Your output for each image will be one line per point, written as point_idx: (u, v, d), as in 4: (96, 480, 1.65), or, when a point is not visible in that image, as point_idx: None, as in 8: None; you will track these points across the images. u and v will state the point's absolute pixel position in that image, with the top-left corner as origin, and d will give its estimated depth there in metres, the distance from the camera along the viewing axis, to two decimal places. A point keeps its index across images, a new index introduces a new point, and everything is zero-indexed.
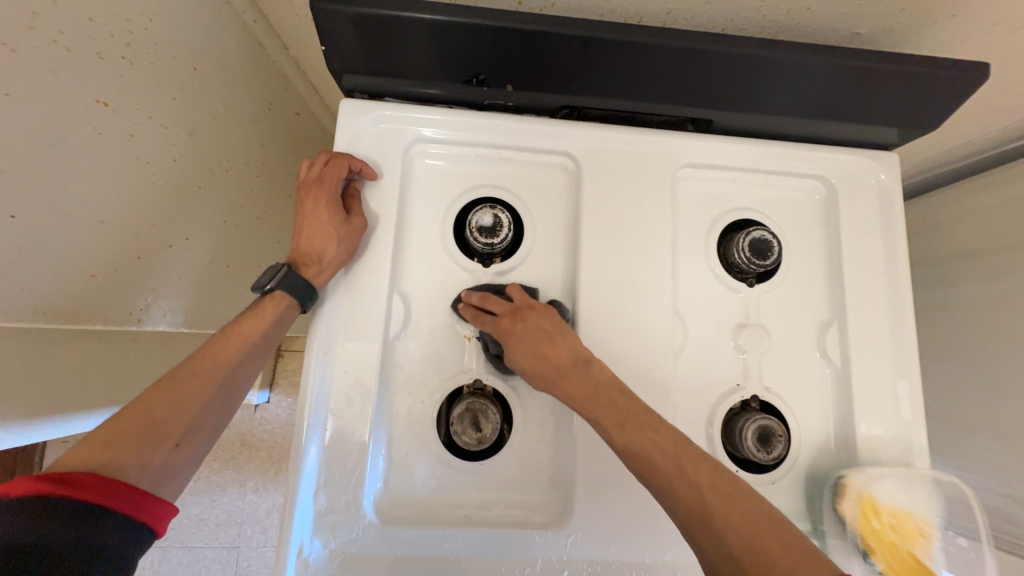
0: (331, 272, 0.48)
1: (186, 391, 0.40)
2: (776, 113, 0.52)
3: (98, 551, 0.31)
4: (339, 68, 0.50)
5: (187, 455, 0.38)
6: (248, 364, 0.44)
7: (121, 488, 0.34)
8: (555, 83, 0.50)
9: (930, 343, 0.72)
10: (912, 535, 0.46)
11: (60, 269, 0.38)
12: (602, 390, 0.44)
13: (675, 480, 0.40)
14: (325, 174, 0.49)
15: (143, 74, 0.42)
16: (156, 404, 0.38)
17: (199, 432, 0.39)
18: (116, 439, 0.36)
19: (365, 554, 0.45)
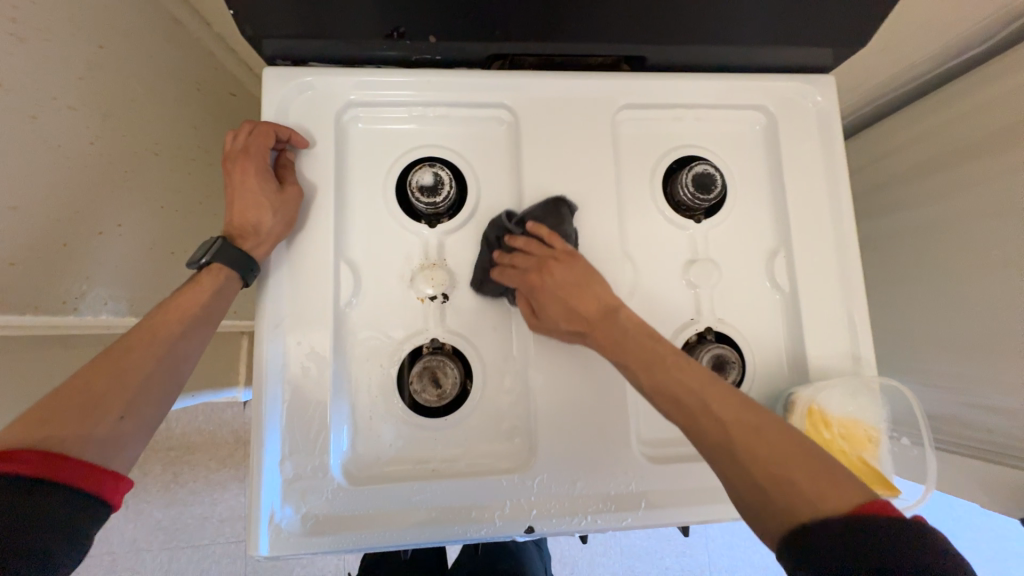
0: (270, 243, 0.47)
1: (125, 366, 0.40)
2: (708, 43, 0.52)
3: (50, 522, 0.32)
4: (254, 34, 0.47)
5: (134, 426, 0.39)
6: (192, 336, 0.44)
7: (67, 462, 0.34)
8: (479, 29, 0.48)
9: (885, 268, 0.74)
10: (861, 442, 0.48)
11: None
12: (631, 335, 0.42)
13: (698, 421, 0.37)
14: (251, 144, 0.48)
15: (36, 53, 0.40)
16: (94, 380, 0.38)
17: (143, 405, 0.40)
18: (53, 415, 0.36)
19: (337, 515, 0.46)
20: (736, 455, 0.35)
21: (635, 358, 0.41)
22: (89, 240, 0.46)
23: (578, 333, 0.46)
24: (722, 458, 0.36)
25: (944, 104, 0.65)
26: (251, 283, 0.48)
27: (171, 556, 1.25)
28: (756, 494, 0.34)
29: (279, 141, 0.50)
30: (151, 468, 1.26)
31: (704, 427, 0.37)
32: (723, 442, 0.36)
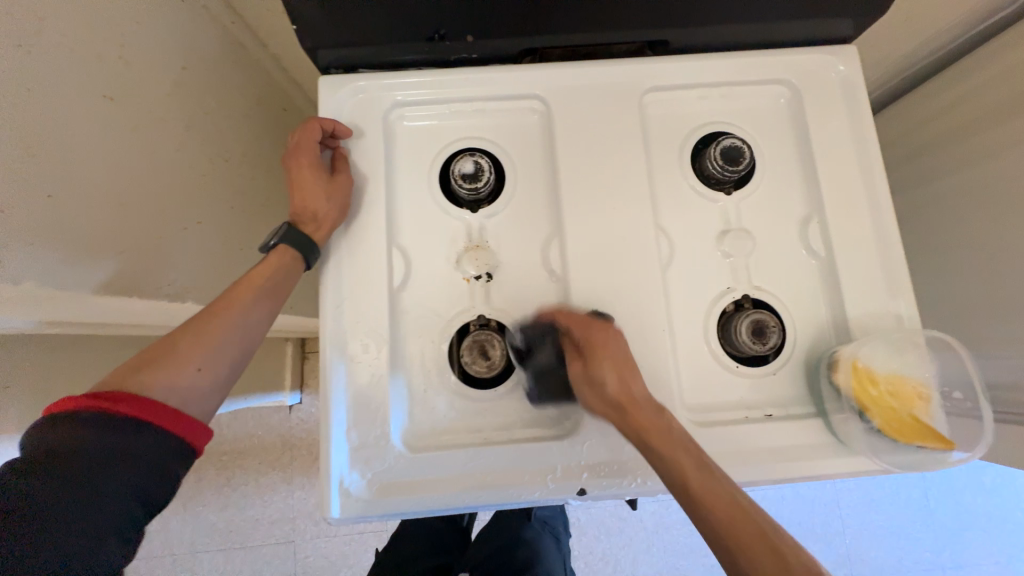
0: (328, 228, 0.52)
1: (206, 326, 0.46)
2: (727, 22, 0.54)
3: (146, 460, 0.39)
4: (312, 45, 0.53)
5: (209, 379, 0.44)
6: (262, 304, 0.49)
7: (156, 404, 0.41)
8: (512, 27, 0.53)
9: (925, 238, 0.73)
10: (911, 398, 0.48)
11: (98, 245, 0.42)
12: (680, 440, 0.44)
13: (733, 526, 0.40)
14: (302, 142, 0.53)
15: (137, 72, 0.47)
16: (179, 338, 0.44)
17: (218, 362, 0.45)
18: (147, 364, 0.42)
19: (399, 480, 0.50)
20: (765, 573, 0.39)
21: (678, 462, 0.43)
22: (177, 235, 0.51)
23: (614, 405, 0.46)
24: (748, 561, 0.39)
25: (973, 68, 0.65)
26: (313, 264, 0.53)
27: (227, 557, 1.31)
28: None
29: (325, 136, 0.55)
30: (206, 472, 1.32)
31: (738, 535, 0.40)
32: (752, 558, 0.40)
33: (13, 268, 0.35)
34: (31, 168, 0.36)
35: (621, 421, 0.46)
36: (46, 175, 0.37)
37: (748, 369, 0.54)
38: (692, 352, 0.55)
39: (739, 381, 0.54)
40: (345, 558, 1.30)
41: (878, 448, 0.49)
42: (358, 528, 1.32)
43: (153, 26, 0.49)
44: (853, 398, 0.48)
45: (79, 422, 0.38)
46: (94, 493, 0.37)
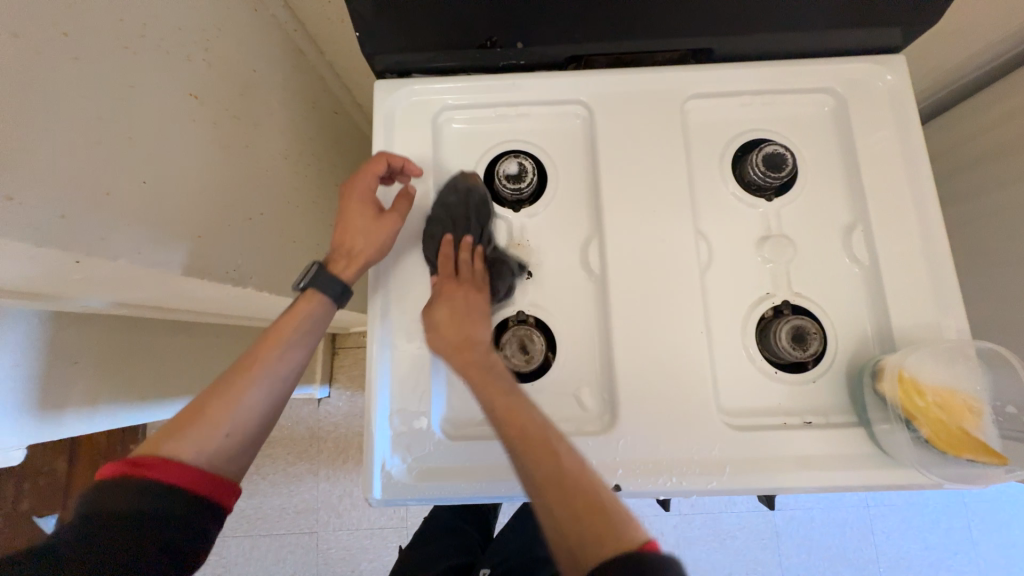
0: (357, 267, 0.54)
1: (232, 389, 0.48)
2: (771, 31, 0.55)
3: (178, 522, 0.42)
4: (371, 51, 0.57)
5: (236, 442, 0.47)
6: (286, 361, 0.51)
7: (182, 470, 0.44)
8: (561, 35, 0.55)
9: (974, 253, 0.71)
10: (960, 412, 0.47)
11: (181, 229, 0.45)
12: (596, 502, 0.40)
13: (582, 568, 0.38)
14: (370, 174, 0.55)
15: (217, 74, 0.51)
16: (205, 404, 0.47)
17: (243, 424, 0.48)
18: (182, 429, 0.46)
19: (439, 466, 0.51)
20: None
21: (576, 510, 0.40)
22: (244, 224, 0.55)
23: (448, 345, 0.50)
24: None
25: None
26: (344, 304, 0.56)
27: (253, 544, 1.35)
28: None
29: (396, 171, 0.57)
30: None
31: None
32: None
33: (113, 246, 0.39)
34: (132, 156, 0.40)
35: (456, 355, 0.49)
36: (140, 162, 0.41)
37: (787, 375, 0.54)
38: (729, 356, 0.55)
39: (777, 387, 0.54)
40: (365, 552, 1.33)
41: (923, 459, 0.48)
42: (379, 522, 1.34)
43: (231, 33, 0.53)
44: (899, 407, 0.47)
45: (119, 491, 0.42)
46: (139, 551, 0.41)
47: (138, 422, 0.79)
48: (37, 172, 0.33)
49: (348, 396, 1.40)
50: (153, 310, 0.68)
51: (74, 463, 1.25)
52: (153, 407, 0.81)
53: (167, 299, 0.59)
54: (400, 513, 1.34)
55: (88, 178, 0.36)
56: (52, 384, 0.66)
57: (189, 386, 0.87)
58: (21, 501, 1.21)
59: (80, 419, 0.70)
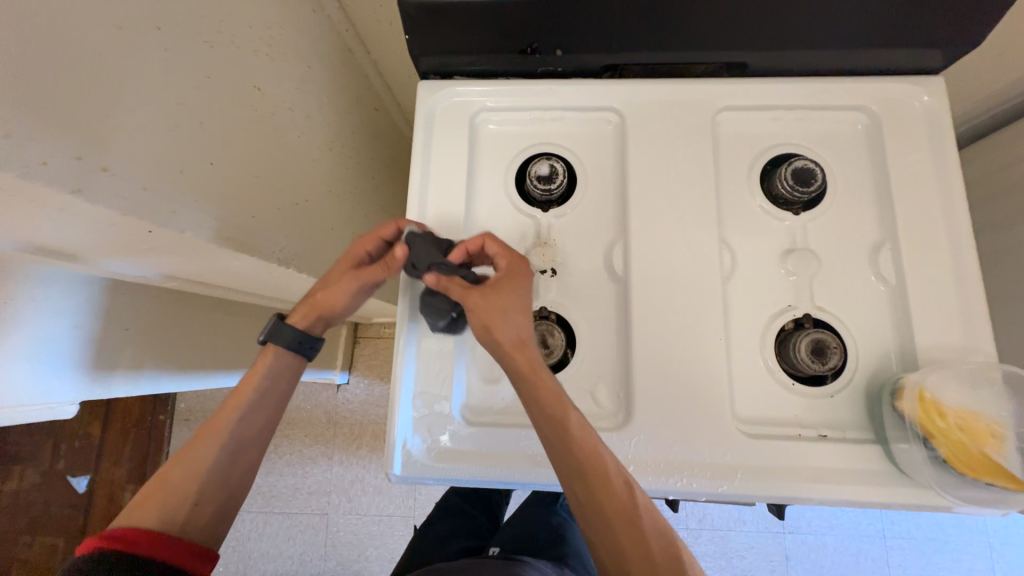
0: (315, 316, 0.56)
1: (198, 457, 0.52)
2: (807, 49, 0.56)
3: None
4: (418, 53, 0.60)
5: (205, 508, 0.51)
6: (249, 431, 0.54)
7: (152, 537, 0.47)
8: (599, 44, 0.57)
9: (1008, 280, 0.69)
10: (983, 435, 0.46)
11: (238, 208, 0.49)
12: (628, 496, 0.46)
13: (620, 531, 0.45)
14: (375, 238, 0.56)
15: (278, 69, 0.55)
16: (172, 474, 0.51)
17: (210, 491, 0.52)
18: (151, 500, 0.49)
19: (456, 449, 0.54)
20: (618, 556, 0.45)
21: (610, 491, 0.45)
22: (291, 208, 0.59)
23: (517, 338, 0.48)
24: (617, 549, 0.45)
25: None
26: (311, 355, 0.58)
27: (266, 520, 1.40)
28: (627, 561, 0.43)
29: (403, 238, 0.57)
30: None
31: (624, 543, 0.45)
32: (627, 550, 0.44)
33: (181, 219, 0.43)
34: (202, 139, 0.44)
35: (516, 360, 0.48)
36: (209, 145, 0.45)
37: (804, 387, 0.54)
38: (747, 365, 0.55)
39: (792, 399, 0.54)
40: (372, 538, 1.36)
41: (944, 479, 0.47)
42: (387, 510, 1.37)
43: (293, 32, 0.58)
44: (918, 426, 0.47)
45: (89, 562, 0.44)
46: None
47: (177, 389, 0.85)
48: (127, 148, 0.37)
49: (366, 384, 1.44)
50: (199, 285, 0.73)
51: (107, 428, 1.33)
52: (191, 376, 0.86)
53: (215, 275, 0.63)
54: (409, 503, 1.37)
55: (166, 156, 0.41)
56: (102, 346, 0.72)
57: (223, 360, 0.92)
58: (58, 460, 1.29)
59: (126, 382, 0.76)
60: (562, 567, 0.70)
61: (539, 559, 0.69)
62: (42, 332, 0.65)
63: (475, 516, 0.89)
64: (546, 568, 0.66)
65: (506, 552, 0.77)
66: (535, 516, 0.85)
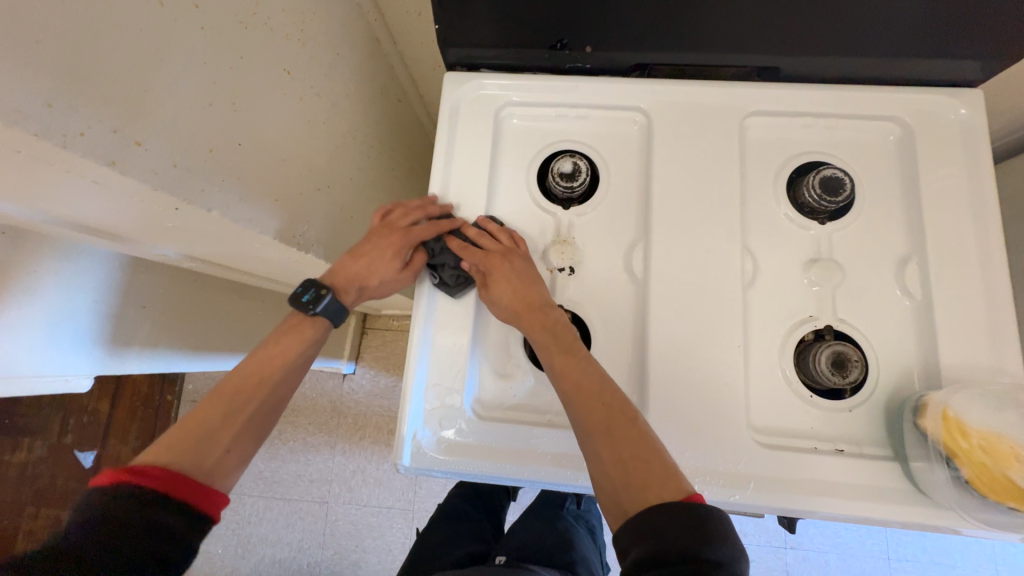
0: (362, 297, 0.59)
1: (233, 406, 0.51)
2: (841, 56, 0.56)
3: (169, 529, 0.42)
4: (446, 44, 0.59)
5: (235, 458, 0.49)
6: (285, 380, 0.54)
7: (184, 481, 0.44)
8: (629, 42, 0.57)
9: None
10: (1007, 459, 0.44)
11: (263, 190, 0.50)
12: (620, 412, 0.46)
13: (612, 441, 0.45)
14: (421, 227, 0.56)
15: (308, 54, 0.55)
16: (204, 419, 0.49)
17: (241, 442, 0.50)
18: (180, 439, 0.47)
19: (466, 443, 0.54)
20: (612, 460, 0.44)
21: (597, 405, 0.47)
22: (313, 194, 0.59)
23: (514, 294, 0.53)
24: (608, 457, 0.45)
25: None
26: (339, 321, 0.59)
27: (267, 505, 1.41)
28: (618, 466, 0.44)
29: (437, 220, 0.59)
30: None
31: (617, 451, 0.45)
32: (614, 453, 0.45)
33: (208, 197, 0.43)
34: (232, 120, 0.44)
35: (524, 314, 0.52)
36: (238, 126, 0.45)
37: (821, 400, 0.53)
38: (765, 374, 0.55)
39: (809, 411, 0.53)
40: (371, 529, 1.37)
41: (962, 501, 0.46)
42: (387, 502, 1.37)
43: (324, 18, 0.58)
44: (940, 445, 0.46)
45: (115, 494, 0.41)
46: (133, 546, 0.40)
47: (188, 369, 0.86)
48: (160, 125, 0.37)
49: (371, 375, 1.44)
50: (215, 267, 0.73)
51: (116, 405, 1.34)
52: (202, 358, 0.87)
53: (234, 256, 0.63)
54: (408, 496, 1.38)
55: (197, 135, 0.41)
56: (119, 323, 0.73)
57: (234, 343, 0.92)
58: (66, 433, 1.31)
59: (140, 359, 0.76)
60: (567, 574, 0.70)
61: (546, 567, 0.69)
62: (62, 302, 0.66)
63: (476, 519, 0.89)
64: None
65: (512, 560, 0.76)
66: (540, 523, 0.84)
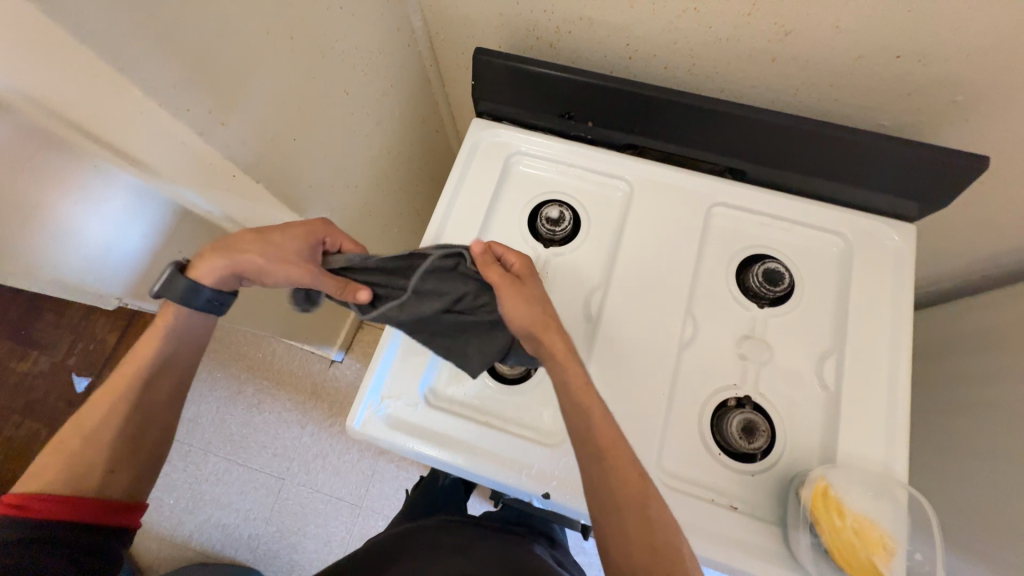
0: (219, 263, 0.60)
1: (96, 423, 0.57)
2: (793, 172, 0.67)
3: (85, 546, 0.53)
4: (479, 97, 0.74)
5: (117, 477, 0.57)
6: (147, 370, 0.60)
7: (75, 503, 0.54)
8: (624, 126, 0.71)
9: (971, 434, 0.72)
10: (875, 545, 0.51)
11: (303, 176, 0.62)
12: (646, 503, 0.49)
13: (642, 529, 0.48)
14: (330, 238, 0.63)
15: (369, 82, 0.69)
16: (71, 439, 0.56)
17: (125, 463, 0.58)
18: (58, 453, 0.55)
19: (411, 421, 0.62)
20: (651, 545, 0.48)
21: (620, 490, 0.49)
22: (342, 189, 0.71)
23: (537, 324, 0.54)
24: (637, 539, 0.48)
25: None
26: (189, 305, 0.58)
27: (227, 468, 1.45)
28: (645, 549, 0.47)
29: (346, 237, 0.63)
30: (245, 387, 1.51)
31: (648, 534, 0.48)
32: (646, 541, 0.48)
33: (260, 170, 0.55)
34: (295, 120, 0.57)
35: (550, 334, 0.54)
36: (297, 124, 0.58)
37: (727, 460, 0.59)
38: (682, 425, 0.61)
39: (715, 468, 0.59)
40: (316, 515, 1.40)
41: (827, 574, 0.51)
42: (339, 493, 1.42)
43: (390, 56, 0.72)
44: (819, 521, 0.51)
45: (27, 528, 0.51)
46: (69, 553, 0.52)
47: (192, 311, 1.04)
48: (242, 112, 0.50)
49: (357, 367, 1.53)
50: (246, 231, 0.85)
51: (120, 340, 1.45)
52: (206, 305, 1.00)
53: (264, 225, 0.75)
54: (360, 492, 1.42)
55: (264, 124, 0.53)
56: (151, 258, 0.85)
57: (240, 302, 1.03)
58: (70, 356, 1.40)
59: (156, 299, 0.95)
60: (556, 543, 0.84)
61: (534, 529, 0.84)
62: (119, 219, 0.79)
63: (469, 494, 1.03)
64: (544, 544, 0.80)
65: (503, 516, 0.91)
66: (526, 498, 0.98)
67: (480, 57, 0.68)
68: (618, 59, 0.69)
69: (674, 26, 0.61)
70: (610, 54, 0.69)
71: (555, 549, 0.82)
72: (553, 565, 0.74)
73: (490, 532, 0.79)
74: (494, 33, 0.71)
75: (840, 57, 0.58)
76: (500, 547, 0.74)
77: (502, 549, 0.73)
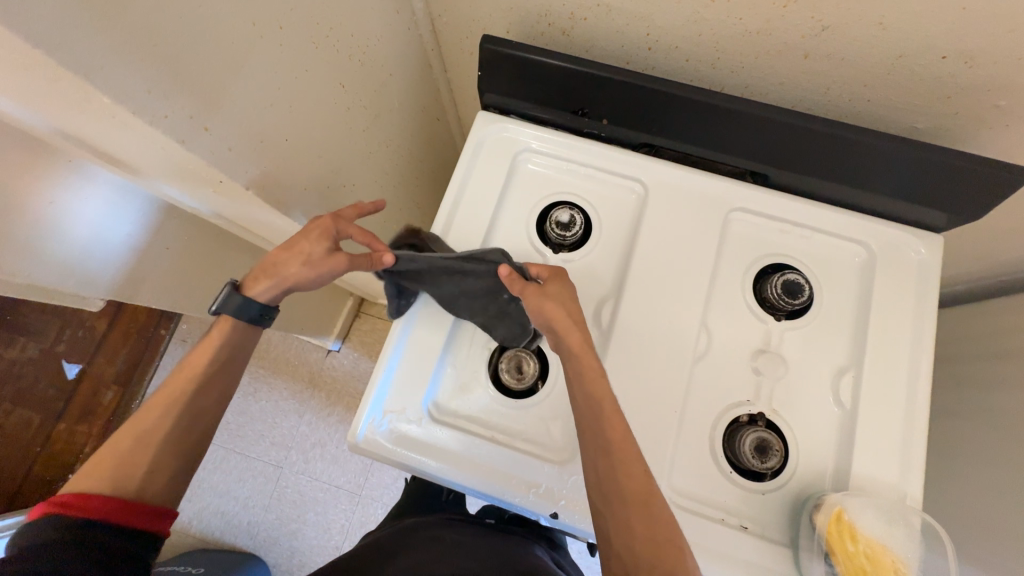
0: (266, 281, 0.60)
1: (137, 432, 0.54)
2: (818, 177, 0.63)
3: (123, 549, 0.49)
4: (485, 88, 0.69)
5: (155, 481, 0.54)
6: (182, 385, 0.57)
7: (118, 503, 0.50)
8: (640, 124, 0.66)
9: (977, 444, 0.72)
10: (886, 569, 0.50)
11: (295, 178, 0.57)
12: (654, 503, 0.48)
13: (646, 529, 0.47)
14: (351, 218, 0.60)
15: (367, 72, 0.63)
16: (114, 445, 0.53)
17: (162, 465, 0.54)
18: (99, 461, 0.52)
19: (415, 437, 0.60)
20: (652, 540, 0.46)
21: (637, 498, 0.48)
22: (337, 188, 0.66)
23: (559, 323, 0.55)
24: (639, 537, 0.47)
25: None
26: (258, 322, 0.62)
27: (225, 456, 1.44)
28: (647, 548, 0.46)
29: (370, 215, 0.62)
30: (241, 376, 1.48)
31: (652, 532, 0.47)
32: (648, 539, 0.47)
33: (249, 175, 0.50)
34: (286, 118, 0.53)
35: (571, 333, 0.55)
36: (288, 122, 0.53)
37: (739, 478, 0.58)
38: (694, 441, 0.59)
39: (727, 486, 0.58)
40: (316, 504, 1.41)
41: None
42: (338, 481, 1.42)
43: None
44: (832, 547, 0.51)
45: (72, 525, 0.47)
46: (109, 553, 0.48)
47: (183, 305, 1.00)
48: (227, 113, 0.45)
49: (354, 357, 1.51)
50: (236, 227, 0.80)
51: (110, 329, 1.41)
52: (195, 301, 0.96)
53: (255, 224, 0.70)
54: (359, 480, 1.42)
55: (251, 125, 0.48)
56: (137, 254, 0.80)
57: None
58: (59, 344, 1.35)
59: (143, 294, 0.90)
60: (554, 544, 0.84)
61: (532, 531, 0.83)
62: (111, 211, 0.78)
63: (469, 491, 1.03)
64: (543, 544, 0.80)
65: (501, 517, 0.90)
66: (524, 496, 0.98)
67: (488, 46, 0.62)
68: (636, 49, 0.64)
69: (701, 17, 0.56)
70: (628, 44, 0.64)
71: (553, 550, 0.81)
72: (551, 565, 0.73)
73: (489, 532, 0.78)
74: (502, 18, 0.65)
75: (880, 56, 0.54)
76: (499, 547, 0.73)
77: (504, 548, 0.72)
